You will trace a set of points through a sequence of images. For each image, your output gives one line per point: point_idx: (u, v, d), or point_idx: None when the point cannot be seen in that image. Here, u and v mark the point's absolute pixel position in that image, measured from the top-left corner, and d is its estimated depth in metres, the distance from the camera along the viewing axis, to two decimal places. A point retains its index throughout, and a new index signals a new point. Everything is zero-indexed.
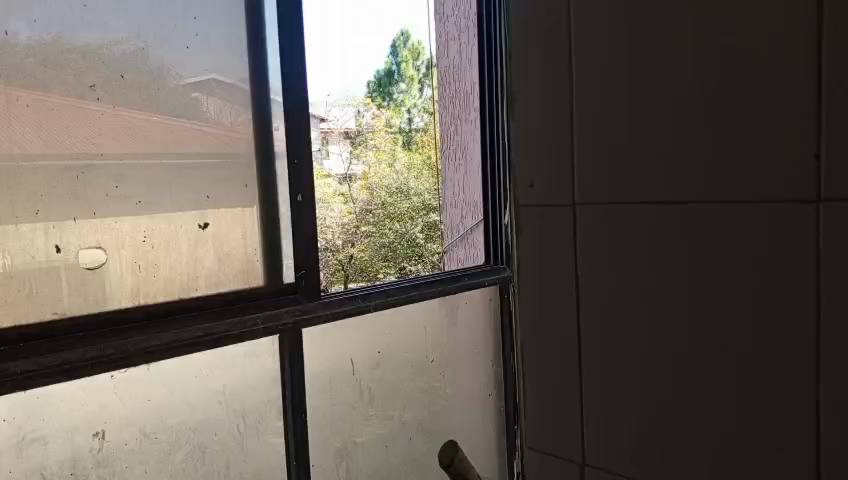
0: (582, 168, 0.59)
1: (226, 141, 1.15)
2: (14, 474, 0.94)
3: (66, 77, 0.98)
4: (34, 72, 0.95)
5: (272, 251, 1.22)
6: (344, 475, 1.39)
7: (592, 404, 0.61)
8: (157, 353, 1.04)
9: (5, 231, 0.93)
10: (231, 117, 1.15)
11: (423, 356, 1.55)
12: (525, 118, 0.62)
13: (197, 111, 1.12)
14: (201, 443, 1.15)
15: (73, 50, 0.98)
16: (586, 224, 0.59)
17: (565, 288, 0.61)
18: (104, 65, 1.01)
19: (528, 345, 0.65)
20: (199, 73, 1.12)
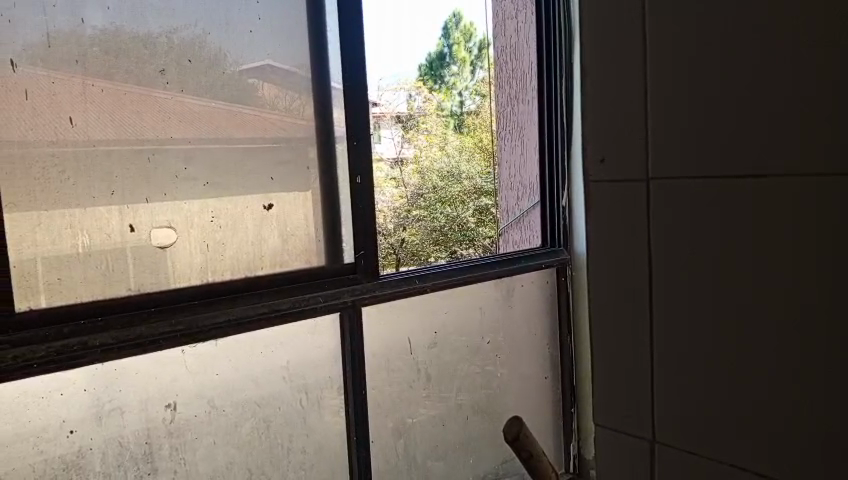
0: (665, 122, 0.44)
1: (281, 126, 1.17)
2: (95, 441, 1.00)
3: (130, 64, 1.01)
4: (101, 60, 0.98)
5: (332, 232, 1.25)
6: (402, 452, 1.42)
7: (671, 425, 0.46)
8: (225, 329, 1.09)
9: (83, 212, 0.97)
10: (287, 102, 1.17)
11: (479, 339, 1.55)
12: (592, 79, 0.48)
13: (256, 96, 1.13)
14: (266, 417, 1.19)
15: (135, 39, 1.01)
16: (675, 197, 0.44)
17: (644, 278, 0.47)
18: (168, 54, 1.04)
19: (598, 351, 0.51)
20: (258, 58, 1.13)
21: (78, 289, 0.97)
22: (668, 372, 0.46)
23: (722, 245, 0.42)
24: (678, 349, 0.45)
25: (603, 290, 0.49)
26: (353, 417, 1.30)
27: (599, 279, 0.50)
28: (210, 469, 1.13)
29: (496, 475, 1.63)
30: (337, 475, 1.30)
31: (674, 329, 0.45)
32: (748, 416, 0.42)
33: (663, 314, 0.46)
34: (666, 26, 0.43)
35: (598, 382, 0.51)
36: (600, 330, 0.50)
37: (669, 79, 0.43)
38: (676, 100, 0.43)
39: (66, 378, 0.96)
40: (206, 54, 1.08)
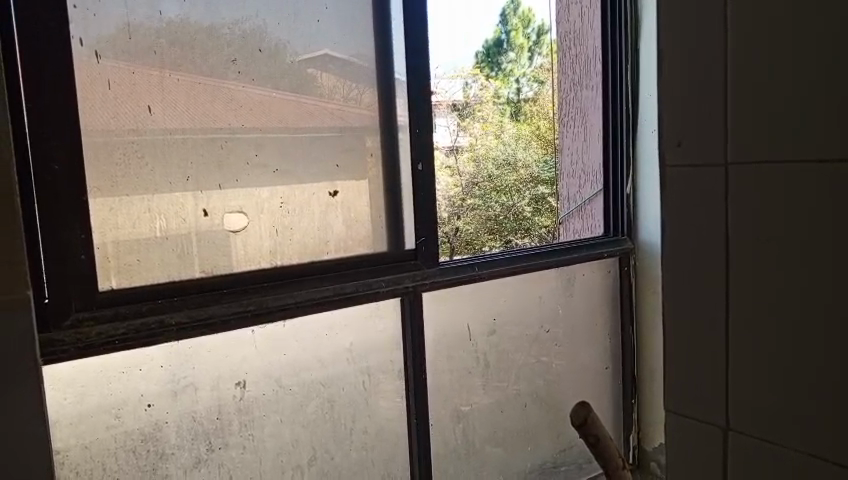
0: (741, 107, 0.43)
1: (340, 115, 1.19)
2: (170, 415, 1.06)
3: (194, 57, 1.03)
4: (167, 52, 1.01)
5: (395, 219, 1.27)
6: (461, 437, 1.43)
7: (741, 413, 0.46)
8: (292, 311, 1.13)
9: (161, 196, 1.02)
10: (344, 92, 1.19)
11: (539, 327, 1.54)
12: (670, 63, 0.47)
13: (313, 86, 1.15)
14: (330, 397, 1.23)
15: (199, 30, 1.03)
16: (749, 184, 0.43)
17: (718, 265, 0.46)
18: (230, 44, 1.06)
19: (670, 338, 0.51)
20: (313, 49, 1.14)
21: (156, 270, 1.02)
22: (738, 361, 0.46)
23: (798, 234, 0.41)
24: (749, 335, 0.45)
25: (678, 275, 0.49)
26: (413, 400, 1.32)
27: (672, 265, 0.49)
28: (277, 447, 1.18)
29: (554, 463, 1.62)
30: (398, 456, 1.33)
31: (747, 317, 0.45)
32: (819, 408, 0.41)
33: (736, 302, 0.45)
34: (745, 9, 0.42)
35: (670, 367, 0.51)
36: (674, 315, 0.50)
37: (746, 63, 0.43)
38: (751, 86, 0.43)
39: (145, 354, 1.01)
40: (265, 45, 1.09)
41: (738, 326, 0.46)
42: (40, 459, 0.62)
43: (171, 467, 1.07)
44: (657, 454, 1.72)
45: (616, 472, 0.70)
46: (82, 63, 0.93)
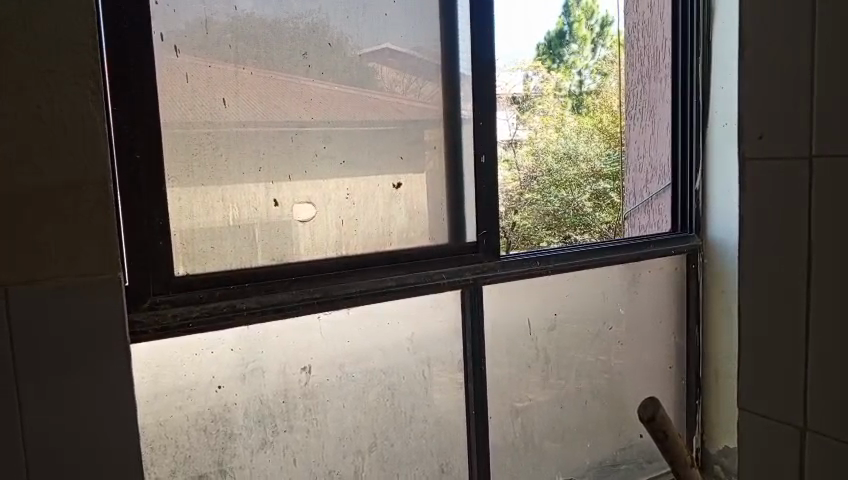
0: (826, 99, 0.42)
1: (401, 108, 1.20)
2: (240, 396, 1.10)
3: (261, 51, 1.06)
4: (238, 47, 1.04)
5: (458, 212, 1.28)
6: (519, 431, 1.43)
7: (817, 414, 0.45)
8: (356, 299, 1.16)
9: (234, 186, 1.06)
10: (404, 86, 1.20)
11: (602, 323, 1.52)
12: (753, 56, 0.46)
13: (373, 80, 1.16)
14: (391, 385, 1.25)
15: (263, 25, 1.06)
16: (833, 179, 0.42)
17: (797, 262, 0.45)
18: (295, 38, 1.09)
19: (745, 337, 0.50)
20: (375, 43, 1.16)
21: (229, 257, 1.06)
22: (815, 360, 0.45)
23: None
24: (828, 334, 0.44)
25: (757, 270, 0.48)
26: (472, 392, 1.33)
27: (750, 258, 0.48)
28: (339, 431, 1.21)
29: (613, 462, 1.60)
30: (457, 446, 1.34)
31: (825, 316, 0.44)
32: None
33: (815, 299, 0.44)
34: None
35: (745, 363, 0.50)
36: (751, 311, 0.49)
37: (833, 53, 0.41)
38: (837, 77, 0.41)
39: (217, 337, 1.06)
40: (329, 39, 1.11)
41: (816, 325, 0.44)
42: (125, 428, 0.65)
43: (238, 447, 1.12)
44: (720, 457, 1.68)
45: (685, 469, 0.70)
46: (162, 57, 0.98)
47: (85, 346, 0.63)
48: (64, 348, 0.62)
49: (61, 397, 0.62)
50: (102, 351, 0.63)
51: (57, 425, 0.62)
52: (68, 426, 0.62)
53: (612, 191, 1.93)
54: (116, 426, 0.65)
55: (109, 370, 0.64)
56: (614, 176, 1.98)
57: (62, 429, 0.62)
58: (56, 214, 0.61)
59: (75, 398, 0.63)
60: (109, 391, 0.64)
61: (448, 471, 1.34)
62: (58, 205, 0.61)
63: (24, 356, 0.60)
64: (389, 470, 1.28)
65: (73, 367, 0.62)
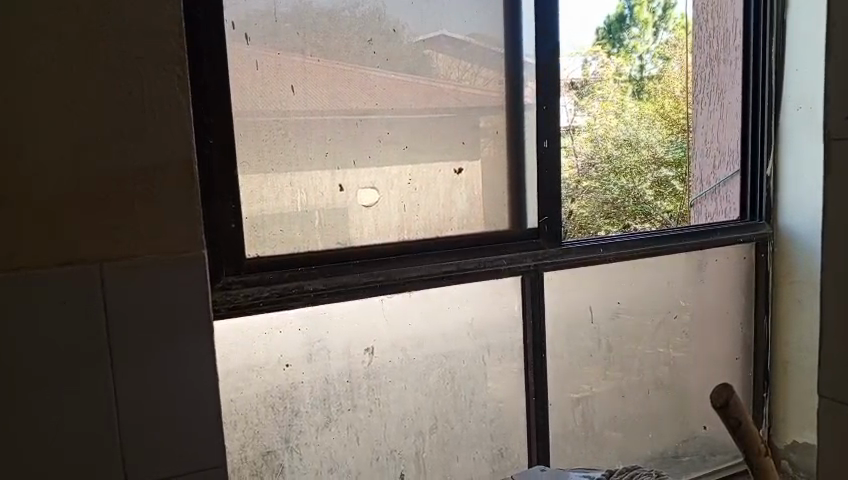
0: None
1: (455, 95, 1.20)
2: (306, 375, 1.14)
3: (322, 40, 1.08)
4: (301, 36, 1.06)
5: (519, 198, 1.27)
6: (580, 419, 1.42)
7: None
8: (417, 284, 1.17)
9: (302, 171, 1.09)
10: (459, 73, 1.19)
11: (666, 311, 1.50)
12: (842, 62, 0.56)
13: (429, 66, 1.16)
14: (451, 368, 1.26)
15: (321, 14, 1.07)
16: None
17: None
18: (354, 26, 1.10)
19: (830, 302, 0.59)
20: (431, 29, 1.16)
21: (296, 240, 1.10)
22: None
23: None
24: None
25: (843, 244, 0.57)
26: (533, 378, 1.33)
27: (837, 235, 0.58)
28: (401, 412, 1.23)
29: (675, 453, 1.57)
30: (517, 431, 1.34)
31: None
32: None
33: None
34: None
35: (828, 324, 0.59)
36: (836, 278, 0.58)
37: None
38: None
39: (284, 317, 1.09)
40: (387, 26, 1.12)
41: None
42: (207, 396, 0.70)
43: (304, 424, 1.15)
44: (789, 452, 1.63)
45: (757, 458, 0.67)
46: (235, 45, 1.01)
47: (171, 322, 0.68)
48: (153, 322, 0.67)
49: (148, 368, 0.67)
50: (187, 327, 0.69)
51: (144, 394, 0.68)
52: (154, 395, 0.68)
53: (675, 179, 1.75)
54: (198, 396, 0.70)
55: (193, 344, 0.69)
56: (676, 164, 1.79)
57: (148, 398, 0.68)
58: (143, 192, 0.66)
59: (163, 369, 0.68)
60: (191, 363, 0.69)
61: (508, 456, 1.34)
62: (145, 184, 0.66)
63: (117, 327, 0.66)
64: (449, 452, 1.29)
65: (162, 339, 0.68)
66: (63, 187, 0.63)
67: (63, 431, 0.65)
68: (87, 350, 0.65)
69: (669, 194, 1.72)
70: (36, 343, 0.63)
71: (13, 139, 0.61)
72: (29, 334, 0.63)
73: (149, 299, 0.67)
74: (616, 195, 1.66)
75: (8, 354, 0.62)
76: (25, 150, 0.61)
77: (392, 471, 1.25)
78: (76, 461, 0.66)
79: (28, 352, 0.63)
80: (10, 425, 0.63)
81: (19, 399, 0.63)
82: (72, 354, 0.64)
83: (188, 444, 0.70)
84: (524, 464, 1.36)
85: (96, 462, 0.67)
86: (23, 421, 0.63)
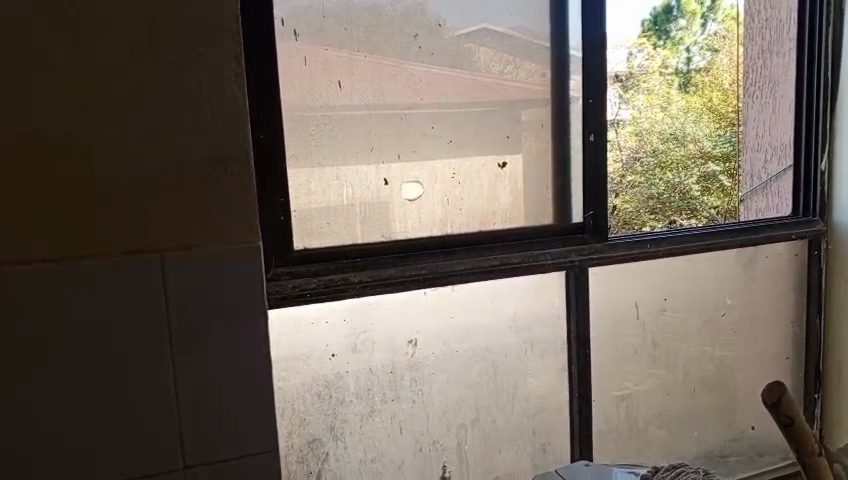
0: None
1: (498, 89, 1.19)
2: (352, 365, 1.16)
3: (367, 36, 1.09)
4: (348, 32, 1.08)
5: (564, 192, 1.26)
6: (624, 416, 1.41)
7: None
8: (461, 278, 1.17)
9: (349, 165, 1.11)
10: (501, 66, 1.19)
11: (713, 308, 1.47)
12: None
13: (470, 60, 1.16)
14: (494, 362, 1.27)
15: (364, 9, 1.09)
16: None
17: None
18: (397, 21, 1.11)
19: None
20: (472, 23, 1.16)
21: (342, 233, 1.12)
22: None
23: None
24: None
25: None
26: (577, 373, 1.32)
27: None
28: (444, 404, 1.24)
29: (721, 453, 1.54)
30: (560, 426, 1.34)
31: None
32: None
33: None
34: None
35: None
36: None
37: None
38: None
39: (330, 308, 1.12)
40: (429, 21, 1.13)
41: None
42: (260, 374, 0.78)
43: (349, 413, 1.17)
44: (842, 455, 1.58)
45: (810, 458, 0.66)
46: (285, 40, 1.03)
47: (229, 306, 0.76)
48: (214, 307, 0.75)
49: (209, 347, 0.76)
50: (244, 312, 0.76)
51: (207, 372, 0.76)
52: (216, 374, 0.76)
53: (722, 174, 1.73)
54: (253, 374, 0.77)
55: (249, 327, 0.77)
56: (724, 158, 1.76)
57: (208, 374, 0.76)
58: (206, 184, 0.74)
59: (222, 349, 0.76)
60: (247, 344, 0.77)
61: (550, 450, 1.34)
62: (207, 179, 0.74)
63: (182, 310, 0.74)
64: (492, 445, 1.30)
65: (222, 322, 0.76)
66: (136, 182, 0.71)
67: (136, 402, 0.73)
68: (158, 332, 0.73)
69: (716, 189, 1.71)
70: (113, 326, 0.72)
71: (94, 136, 0.70)
72: (105, 314, 0.71)
73: (211, 287, 0.75)
74: (663, 190, 1.62)
75: (92, 335, 0.71)
76: (104, 147, 0.70)
77: (435, 462, 1.26)
78: (144, 428, 0.74)
79: (107, 334, 0.72)
80: (92, 397, 0.72)
81: (99, 374, 0.72)
82: (144, 334, 0.73)
83: (243, 416, 0.78)
84: (566, 459, 1.36)
85: (160, 430, 0.75)
86: (103, 394, 0.72)
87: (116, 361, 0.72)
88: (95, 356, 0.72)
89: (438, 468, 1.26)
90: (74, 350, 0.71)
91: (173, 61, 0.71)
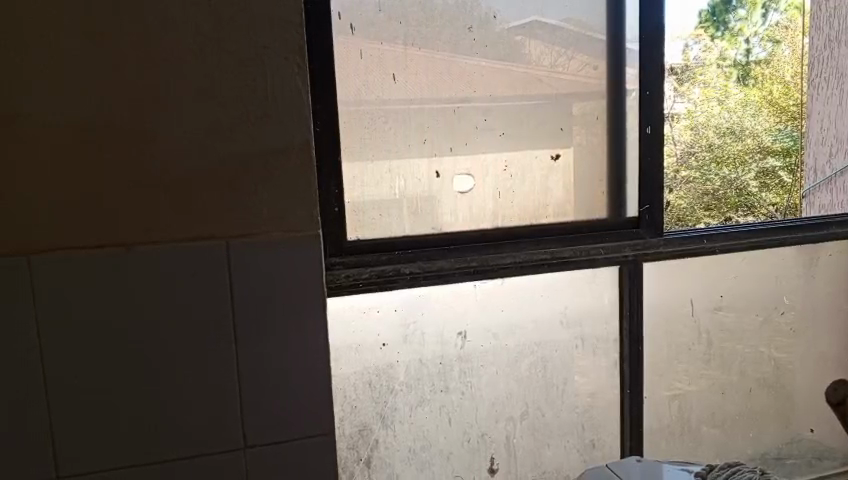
0: None
1: (548, 82, 1.18)
2: (402, 355, 1.18)
3: (419, 29, 1.10)
4: (400, 26, 1.09)
5: (618, 185, 1.25)
6: (676, 415, 1.38)
7: None
8: (512, 270, 1.18)
9: (401, 157, 1.12)
10: (552, 59, 1.18)
11: (772, 307, 1.43)
12: None
13: (520, 53, 1.16)
14: (543, 356, 1.26)
15: (414, 3, 1.09)
16: None
17: None
18: (448, 13, 1.11)
19: None
20: (522, 16, 1.15)
21: (393, 225, 1.13)
22: None
23: None
24: None
25: None
26: (628, 369, 1.31)
27: None
28: (493, 396, 1.25)
29: (778, 455, 1.50)
30: (609, 422, 1.33)
31: None
32: None
33: None
34: None
35: None
36: None
37: None
38: None
39: (382, 298, 1.13)
40: (479, 14, 1.13)
41: None
42: (321, 363, 0.82)
43: (399, 402, 1.19)
44: None
45: None
46: (342, 35, 1.05)
47: (294, 298, 0.80)
48: (278, 298, 0.79)
49: (273, 335, 0.80)
50: (307, 301, 0.80)
51: (268, 357, 0.80)
52: (275, 359, 0.80)
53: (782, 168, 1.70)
54: (313, 362, 0.81)
55: (311, 318, 0.81)
56: None
57: (271, 360, 0.80)
58: (272, 176, 0.78)
59: (284, 337, 0.80)
60: (309, 334, 0.81)
61: (599, 447, 1.33)
62: (269, 167, 0.78)
63: (247, 299, 0.78)
64: (541, 439, 1.29)
65: (285, 312, 0.80)
66: (203, 174, 0.76)
67: (202, 385, 0.78)
68: (223, 317, 0.78)
69: (776, 184, 1.66)
70: (182, 311, 0.77)
71: (165, 129, 0.74)
72: (176, 301, 0.76)
73: (273, 275, 0.79)
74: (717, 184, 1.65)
75: (164, 320, 0.76)
76: (174, 140, 0.75)
77: (483, 454, 1.26)
78: (209, 409, 0.79)
79: (177, 318, 0.77)
80: (163, 378, 0.77)
81: (170, 356, 0.77)
82: (212, 321, 0.78)
83: (302, 401, 0.82)
84: (616, 454, 1.35)
85: (224, 411, 0.79)
86: (172, 374, 0.77)
87: (184, 343, 0.77)
88: (165, 339, 0.77)
89: (486, 460, 1.27)
90: (146, 333, 0.76)
91: (240, 55, 0.75)
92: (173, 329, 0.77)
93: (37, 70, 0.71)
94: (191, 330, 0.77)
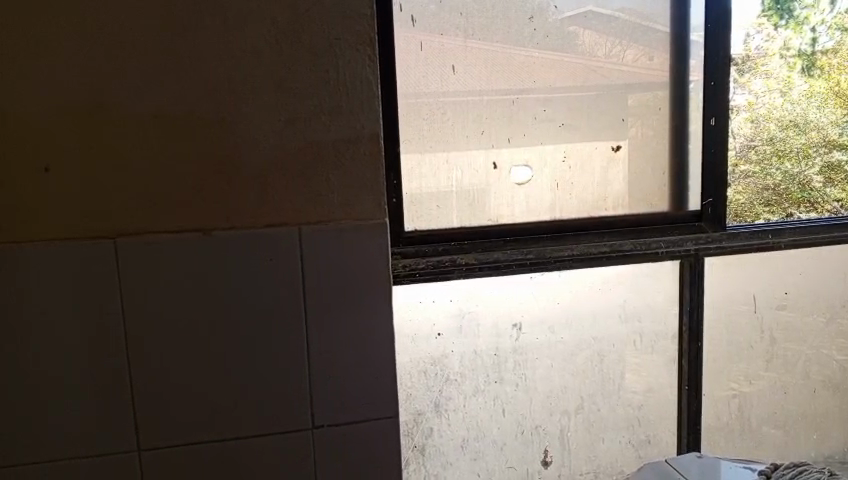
0: None
1: (603, 72, 1.16)
2: (457, 346, 1.19)
3: (475, 19, 1.10)
4: (456, 17, 1.09)
5: (681, 177, 1.22)
6: (736, 413, 1.35)
7: None
8: (569, 263, 1.18)
9: (460, 148, 1.13)
10: (606, 49, 1.16)
11: (840, 305, 1.38)
12: None
13: (573, 44, 1.14)
14: (599, 350, 1.26)
15: None
16: None
17: None
18: (503, 3, 1.10)
19: None
20: (576, 6, 1.13)
21: (451, 215, 1.14)
22: None
23: None
24: None
25: None
26: (687, 365, 1.29)
27: None
28: (547, 389, 1.25)
29: (844, 459, 1.44)
30: (665, 418, 1.31)
31: None
32: None
33: None
34: None
35: None
36: None
37: None
38: None
39: (439, 289, 1.15)
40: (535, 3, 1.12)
41: None
42: (385, 349, 0.83)
43: (454, 392, 1.20)
44: None
45: None
46: (401, 27, 1.06)
47: (360, 285, 0.82)
48: (344, 285, 0.81)
49: (339, 322, 0.82)
50: (372, 289, 0.82)
51: (334, 342, 0.82)
52: (341, 345, 0.82)
53: None
54: (378, 349, 0.83)
55: (376, 306, 0.83)
56: None
57: (337, 346, 0.82)
58: (341, 167, 0.80)
59: (350, 324, 0.82)
60: (374, 321, 0.83)
61: (655, 443, 1.32)
62: (340, 156, 0.80)
63: (315, 287, 0.81)
64: (595, 433, 1.29)
65: (351, 300, 0.82)
66: (276, 165, 0.79)
67: (272, 368, 0.81)
68: (293, 302, 0.81)
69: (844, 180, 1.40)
70: (254, 297, 0.79)
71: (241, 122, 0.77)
72: (249, 286, 0.79)
73: (340, 263, 0.81)
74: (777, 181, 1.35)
75: (238, 306, 0.79)
76: (249, 132, 0.77)
77: (537, 446, 1.26)
78: (278, 392, 0.82)
79: (249, 303, 0.79)
80: (236, 361, 0.80)
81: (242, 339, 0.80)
82: (282, 307, 0.80)
83: (367, 386, 0.84)
84: (673, 451, 1.33)
85: (293, 394, 0.82)
86: (245, 357, 0.80)
87: (257, 327, 0.80)
88: (238, 324, 0.80)
89: (539, 452, 1.27)
90: (221, 318, 0.79)
91: (311, 47, 0.77)
92: (247, 313, 0.80)
93: (123, 65, 0.74)
94: (262, 315, 0.80)
